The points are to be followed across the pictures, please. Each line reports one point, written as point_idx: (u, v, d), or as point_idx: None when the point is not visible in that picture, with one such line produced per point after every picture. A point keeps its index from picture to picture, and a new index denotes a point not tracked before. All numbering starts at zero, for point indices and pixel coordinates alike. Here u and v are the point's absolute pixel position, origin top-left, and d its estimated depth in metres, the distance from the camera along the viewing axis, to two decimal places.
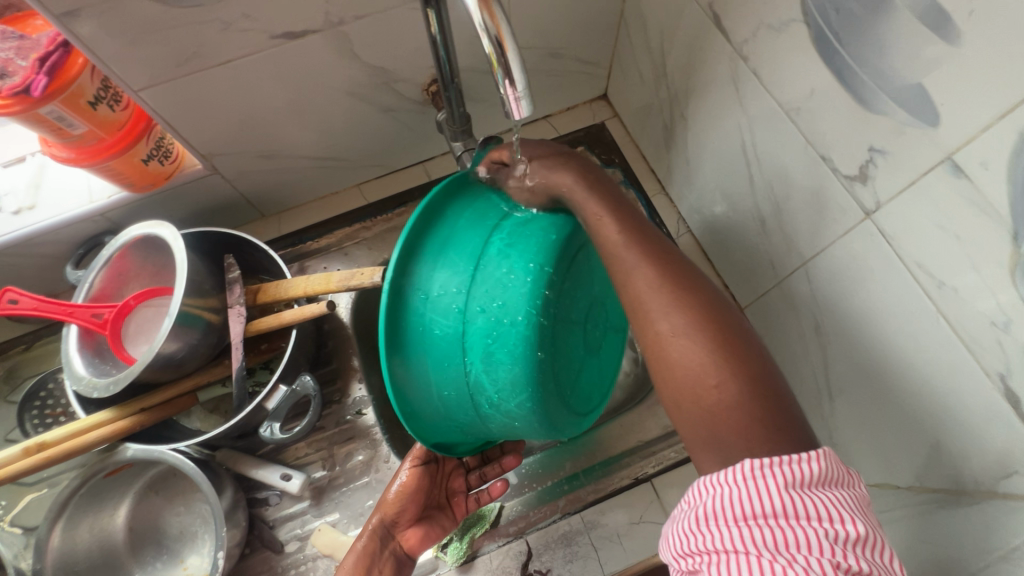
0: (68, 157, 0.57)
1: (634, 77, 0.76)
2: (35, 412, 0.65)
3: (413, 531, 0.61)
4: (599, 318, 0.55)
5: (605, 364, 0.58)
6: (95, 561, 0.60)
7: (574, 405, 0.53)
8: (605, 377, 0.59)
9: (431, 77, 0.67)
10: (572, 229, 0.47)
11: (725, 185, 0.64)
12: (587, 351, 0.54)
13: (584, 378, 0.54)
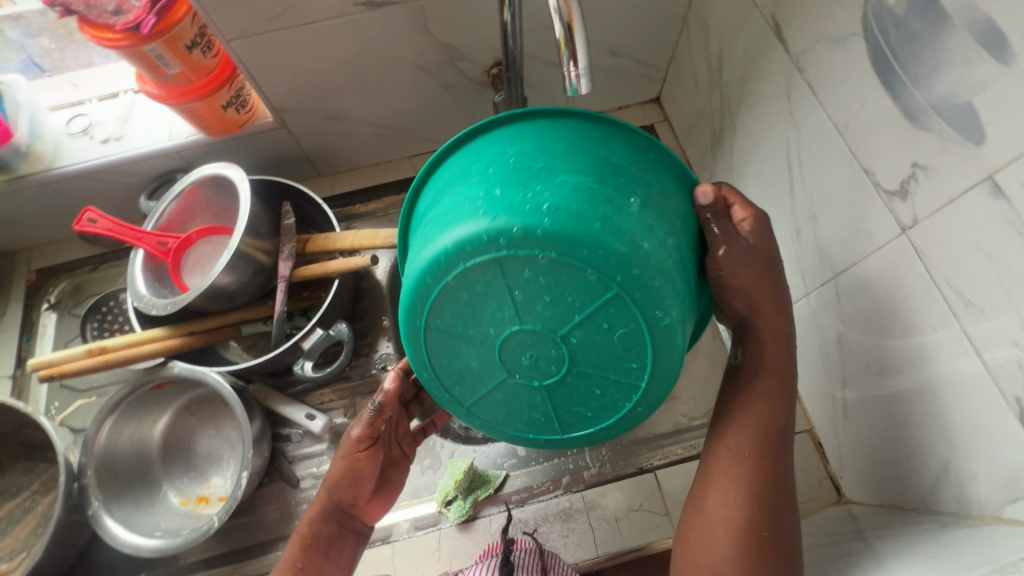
0: (158, 94, 0.63)
1: (690, 82, 0.77)
2: (96, 324, 0.71)
3: (373, 505, 0.58)
4: (570, 373, 0.43)
5: (535, 408, 0.47)
6: (132, 467, 0.66)
7: (444, 355, 0.44)
8: (534, 421, 0.48)
9: (494, 60, 0.70)
10: (610, 241, 0.36)
11: (765, 195, 0.66)
12: (504, 368, 0.43)
13: (484, 374, 0.45)
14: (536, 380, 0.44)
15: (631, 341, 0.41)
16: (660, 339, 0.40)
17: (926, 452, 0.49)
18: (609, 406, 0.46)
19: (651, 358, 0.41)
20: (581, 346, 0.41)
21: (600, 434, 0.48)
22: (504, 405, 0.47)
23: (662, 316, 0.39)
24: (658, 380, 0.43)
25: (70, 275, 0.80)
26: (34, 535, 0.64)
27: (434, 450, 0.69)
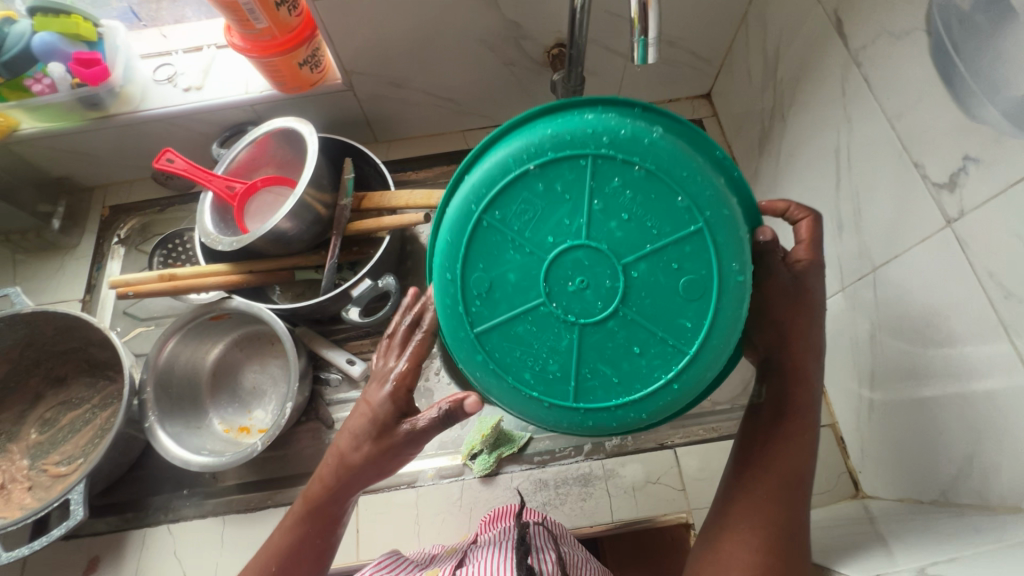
0: (242, 47, 0.67)
1: (742, 78, 0.79)
2: (163, 257, 0.76)
3: None
4: (616, 318, 0.43)
5: (556, 356, 0.44)
6: (184, 391, 0.70)
7: (485, 254, 0.44)
8: (547, 372, 0.45)
9: (555, 41, 0.73)
10: (705, 174, 0.41)
11: (809, 190, 0.67)
12: (549, 288, 0.44)
13: (521, 292, 0.44)
14: (575, 317, 0.44)
15: (691, 298, 0.43)
16: (723, 301, 0.43)
17: (950, 444, 0.50)
18: (635, 378, 0.44)
19: (702, 323, 0.43)
20: (634, 289, 0.43)
21: (614, 410, 0.45)
22: (526, 344, 0.45)
23: (736, 273, 0.42)
24: (693, 357, 0.44)
25: (140, 212, 0.85)
26: (92, 443, 0.70)
27: (462, 406, 0.72)
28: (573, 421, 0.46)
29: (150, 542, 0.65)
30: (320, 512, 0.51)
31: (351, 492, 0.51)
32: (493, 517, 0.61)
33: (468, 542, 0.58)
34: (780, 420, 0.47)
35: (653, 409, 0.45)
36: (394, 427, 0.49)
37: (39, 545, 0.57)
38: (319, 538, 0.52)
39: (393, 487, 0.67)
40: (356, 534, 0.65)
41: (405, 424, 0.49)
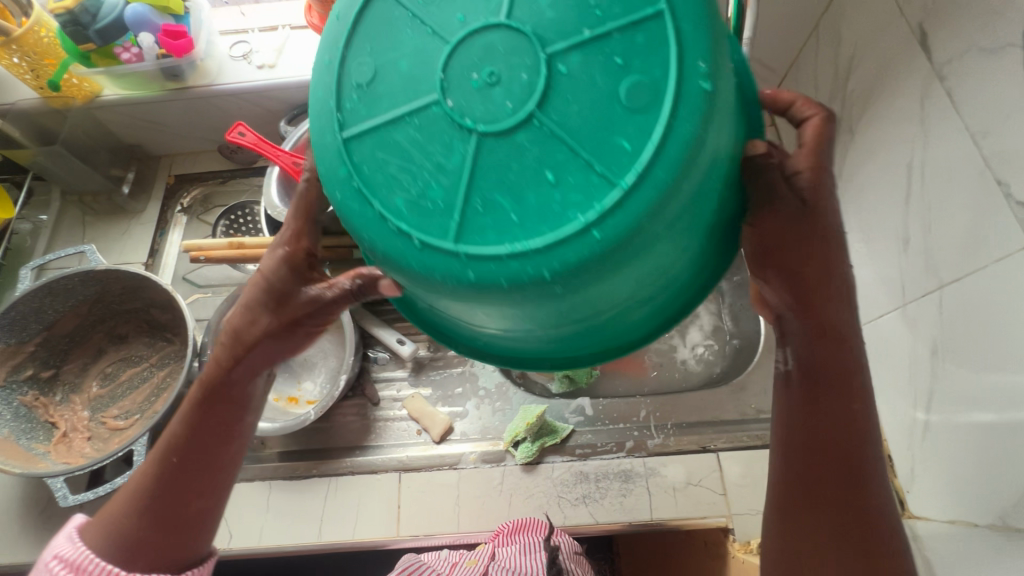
0: (321, 28, 0.69)
1: (808, 87, 0.78)
2: (226, 226, 0.79)
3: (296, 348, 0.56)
4: (512, 114, 0.31)
5: (431, 158, 0.32)
6: None
7: (382, 37, 0.34)
8: (422, 195, 0.33)
9: None
10: None
11: (874, 203, 0.66)
12: (444, 78, 0.32)
13: (409, 83, 0.33)
14: (465, 109, 0.32)
15: (627, 100, 0.31)
16: (680, 117, 0.31)
17: (1013, 468, 0.49)
18: (537, 212, 0.31)
19: (645, 140, 0.31)
20: (557, 84, 0.31)
21: (509, 272, 0.32)
22: (398, 139, 0.33)
23: (701, 80, 0.31)
24: (627, 195, 0.31)
25: (203, 183, 0.88)
26: (149, 401, 0.72)
27: (506, 395, 0.74)
28: (458, 290, 0.34)
29: None
30: (224, 395, 0.51)
31: (254, 370, 0.52)
32: (514, 528, 0.61)
33: (487, 555, 0.59)
34: (836, 402, 0.45)
35: (561, 266, 0.31)
36: (296, 290, 0.50)
37: (102, 490, 0.59)
38: (225, 432, 0.51)
39: (436, 467, 0.68)
40: (397, 510, 0.66)
41: (310, 289, 0.50)
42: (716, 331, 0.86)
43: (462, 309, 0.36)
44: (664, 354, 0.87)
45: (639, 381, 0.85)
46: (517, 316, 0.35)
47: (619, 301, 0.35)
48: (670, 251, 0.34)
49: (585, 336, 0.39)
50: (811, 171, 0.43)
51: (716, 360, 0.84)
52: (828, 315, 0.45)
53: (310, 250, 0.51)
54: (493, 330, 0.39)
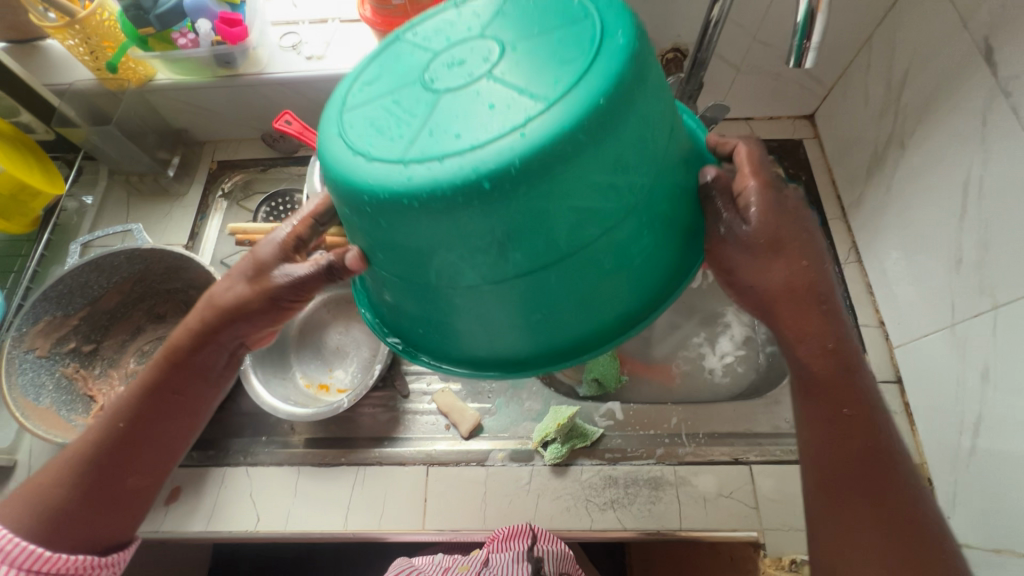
0: (374, 21, 0.70)
1: (856, 100, 0.77)
2: (268, 212, 0.81)
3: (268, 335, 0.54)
4: (431, 141, 0.33)
5: (356, 183, 0.34)
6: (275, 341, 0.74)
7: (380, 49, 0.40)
8: (356, 214, 0.36)
9: (672, 46, 0.73)
10: None
11: (924, 219, 0.65)
12: (381, 114, 0.36)
13: (354, 117, 0.36)
14: (388, 146, 0.34)
15: (525, 132, 0.31)
16: (576, 144, 0.32)
17: None
18: (449, 233, 0.34)
19: (539, 166, 0.31)
20: (467, 118, 0.33)
21: (444, 277, 0.38)
22: (332, 172, 0.36)
23: (596, 99, 0.32)
24: (528, 218, 0.33)
25: (244, 169, 0.90)
26: None
27: (537, 395, 0.74)
28: (411, 289, 0.41)
29: (229, 480, 0.68)
30: (184, 369, 0.51)
31: (221, 347, 0.52)
32: (506, 535, 0.61)
33: (480, 560, 0.59)
34: (842, 405, 0.43)
35: (493, 180, 0.32)
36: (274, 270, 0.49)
37: None
38: (180, 408, 0.51)
39: (463, 463, 0.68)
40: (423, 504, 0.66)
41: (286, 270, 0.49)
42: (747, 345, 0.86)
43: (416, 306, 0.43)
44: (693, 363, 0.86)
45: (667, 389, 0.84)
46: (463, 313, 0.41)
47: (549, 307, 0.40)
48: (585, 267, 0.38)
49: (531, 338, 0.43)
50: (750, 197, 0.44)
51: (747, 374, 0.84)
52: (796, 312, 0.44)
53: (299, 238, 0.50)
54: (447, 334, 0.44)
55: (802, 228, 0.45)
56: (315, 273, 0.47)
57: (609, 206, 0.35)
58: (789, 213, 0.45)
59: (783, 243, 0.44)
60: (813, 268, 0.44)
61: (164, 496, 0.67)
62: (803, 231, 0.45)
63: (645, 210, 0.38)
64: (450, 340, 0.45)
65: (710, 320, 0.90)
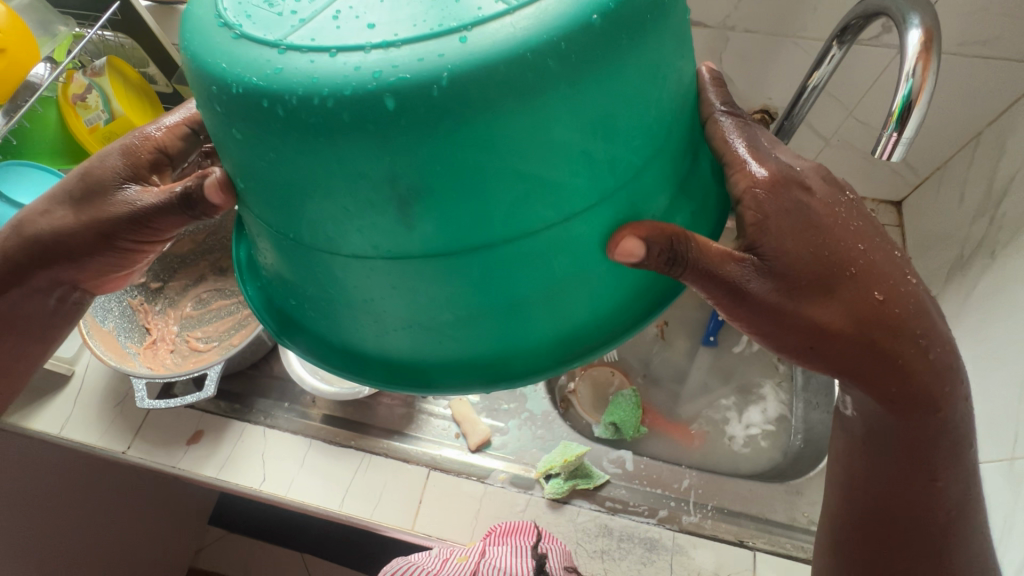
0: None
1: (950, 197, 0.73)
2: None
3: (104, 282, 0.60)
4: (332, 27, 0.29)
5: (217, 61, 0.30)
6: None
7: None
8: (213, 108, 0.31)
9: (762, 106, 0.71)
10: None
11: (1004, 337, 0.59)
12: None
13: None
14: (276, 21, 0.30)
15: (468, 36, 0.27)
16: (542, 74, 0.28)
17: None
18: (332, 166, 0.29)
19: (474, 90, 0.27)
20: (391, 7, 0.29)
21: (324, 236, 0.33)
22: (198, 57, 0.31)
23: (588, 16, 0.28)
24: (447, 165, 0.29)
25: None
26: (229, 332, 0.78)
27: (549, 424, 0.75)
28: (287, 244, 0.36)
29: (246, 435, 0.71)
30: (3, 314, 0.58)
31: (38, 291, 0.58)
32: (506, 530, 0.61)
33: (477, 552, 0.57)
34: (935, 478, 0.52)
35: (409, 100, 0.27)
36: (118, 187, 0.51)
37: (172, 403, 0.65)
38: None
39: (464, 475, 0.69)
40: (417, 504, 0.66)
41: (132, 188, 0.51)
42: (777, 425, 0.82)
43: (296, 274, 0.39)
44: (716, 427, 0.83)
45: (685, 449, 0.81)
46: (347, 290, 0.37)
47: (453, 303, 0.36)
48: (511, 260, 0.34)
49: (435, 342, 0.39)
50: (768, 204, 0.43)
51: (772, 455, 0.80)
52: (880, 355, 0.47)
53: (162, 151, 0.54)
54: (328, 318, 0.40)
55: (857, 242, 0.46)
56: (161, 202, 0.48)
57: (574, 174, 0.31)
58: (835, 227, 0.45)
59: (841, 269, 0.45)
60: (883, 298, 0.46)
61: (186, 436, 0.71)
62: (857, 249, 0.45)
63: (621, 192, 0.34)
64: (340, 326, 0.41)
65: (746, 389, 0.86)
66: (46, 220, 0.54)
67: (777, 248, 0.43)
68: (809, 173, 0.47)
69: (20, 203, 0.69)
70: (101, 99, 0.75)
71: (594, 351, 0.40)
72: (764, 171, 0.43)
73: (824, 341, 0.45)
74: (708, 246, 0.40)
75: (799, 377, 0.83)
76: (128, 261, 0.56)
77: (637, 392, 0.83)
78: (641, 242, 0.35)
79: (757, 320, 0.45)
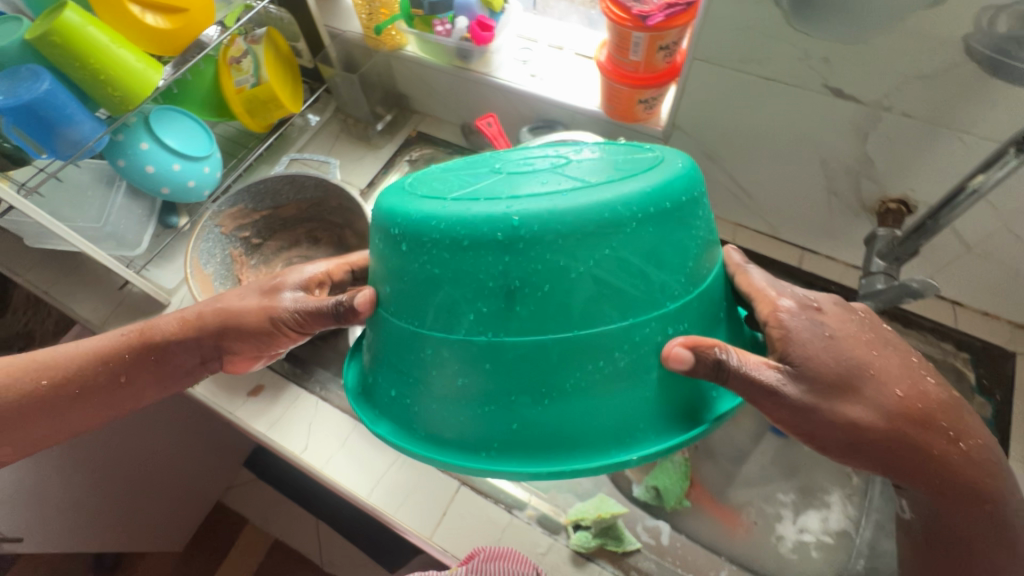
0: (605, 66, 0.73)
1: None
2: None
3: (242, 360, 0.63)
4: (478, 191, 0.39)
5: (399, 211, 0.41)
6: None
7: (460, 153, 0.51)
8: (387, 237, 0.42)
9: (900, 196, 0.66)
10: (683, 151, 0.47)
11: None
12: (442, 175, 0.44)
13: (423, 175, 0.46)
14: (441, 189, 0.41)
15: (569, 194, 0.36)
16: (616, 219, 0.37)
17: None
18: (461, 264, 0.38)
19: (568, 225, 0.36)
20: (518, 183, 0.39)
21: (438, 322, 0.40)
22: (384, 209, 0.43)
23: (644, 189, 0.37)
24: (545, 270, 0.37)
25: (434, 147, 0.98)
26: None
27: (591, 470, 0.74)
28: (399, 333, 0.43)
29: (300, 402, 0.74)
30: (164, 359, 0.60)
31: (200, 349, 0.60)
32: (490, 556, 0.59)
33: None
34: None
35: (528, 221, 0.36)
36: (287, 292, 0.58)
37: (245, 355, 0.67)
38: (122, 391, 0.59)
39: (493, 499, 0.67)
40: (441, 514, 0.66)
41: (298, 295, 0.58)
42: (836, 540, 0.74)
43: (398, 360, 0.45)
44: (766, 520, 0.76)
45: (727, 536, 0.75)
46: (442, 370, 0.41)
47: (531, 390, 0.39)
48: (582, 358, 0.39)
49: (508, 426, 0.41)
50: (791, 322, 0.44)
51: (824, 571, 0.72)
52: (922, 454, 0.46)
53: (331, 274, 0.61)
54: (414, 402, 0.44)
55: (872, 348, 0.46)
56: (324, 310, 0.53)
57: (633, 287, 0.38)
58: (851, 338, 0.45)
59: (862, 372, 0.44)
60: (912, 398, 0.45)
61: (249, 388, 0.75)
62: (873, 354, 0.45)
63: (670, 311, 0.40)
64: (422, 407, 0.44)
65: (810, 490, 0.79)
66: (231, 299, 0.60)
67: (803, 354, 0.43)
68: (823, 299, 0.48)
69: (167, 142, 0.75)
70: (253, 65, 0.83)
71: (646, 451, 0.40)
72: (790, 301, 0.46)
73: (864, 437, 0.44)
74: (746, 359, 0.42)
75: (875, 495, 0.75)
76: (272, 347, 0.60)
77: (687, 462, 0.79)
78: (691, 351, 0.40)
79: (788, 418, 0.43)
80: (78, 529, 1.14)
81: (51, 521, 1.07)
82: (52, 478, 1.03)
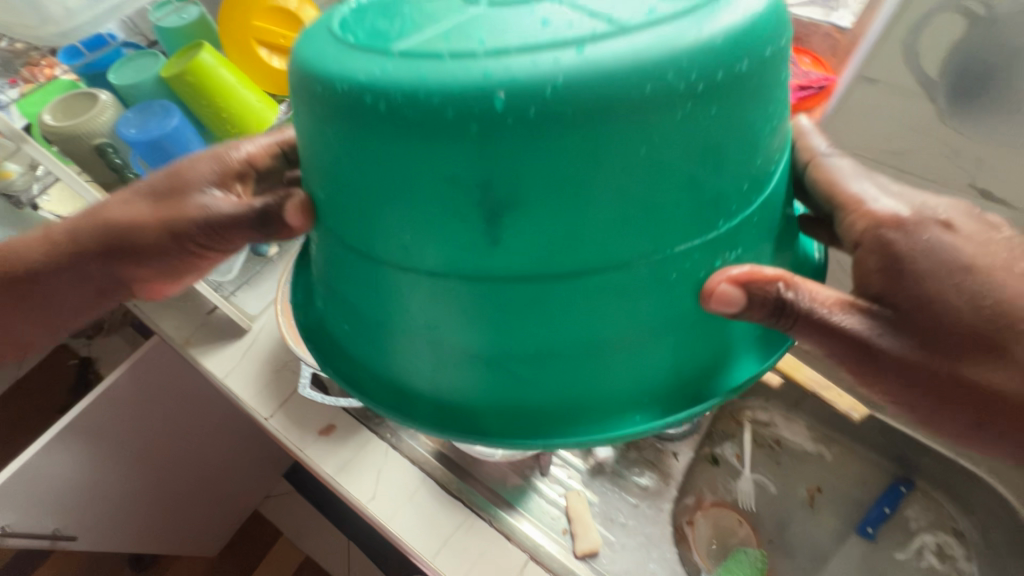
0: None
1: None
2: None
3: (144, 270, 0.57)
4: (442, 36, 0.28)
5: (325, 67, 0.30)
6: None
7: None
8: (314, 105, 0.31)
9: None
10: None
11: None
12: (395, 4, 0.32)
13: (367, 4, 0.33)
14: (386, 32, 0.29)
15: (586, 48, 0.26)
16: (652, 103, 0.27)
17: None
18: (424, 168, 0.29)
19: (581, 104, 0.26)
20: (500, 22, 0.28)
21: (398, 249, 0.32)
22: (305, 60, 0.31)
23: (712, 42, 0.27)
24: (552, 180, 0.28)
25: None
26: None
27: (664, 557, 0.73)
28: (351, 256, 0.36)
29: (369, 448, 0.73)
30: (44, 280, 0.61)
31: (88, 276, 0.59)
32: None
33: None
34: None
35: (517, 108, 0.26)
36: (202, 189, 0.50)
37: (331, 397, 0.67)
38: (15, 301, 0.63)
39: None
40: None
41: (213, 194, 0.49)
42: None
43: (355, 294, 0.38)
44: None
45: None
46: (410, 314, 0.35)
47: (530, 344, 0.34)
48: (592, 296, 0.32)
49: (503, 386, 0.36)
50: (898, 243, 0.40)
51: None
52: None
53: (250, 165, 0.51)
54: (382, 347, 0.39)
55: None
56: (241, 219, 0.46)
57: (674, 204, 0.30)
58: (999, 273, 0.40)
59: (1003, 325, 0.39)
60: None
61: (319, 426, 0.75)
62: None
63: (716, 224, 0.32)
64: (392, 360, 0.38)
65: None
66: (125, 206, 0.54)
67: (915, 299, 0.39)
68: (955, 213, 0.42)
69: None
70: None
71: (655, 423, 0.37)
72: (897, 215, 0.42)
73: (992, 402, 0.40)
74: (818, 291, 0.38)
75: None
76: (189, 262, 0.54)
77: (764, 557, 0.77)
78: (741, 289, 0.34)
79: (896, 387, 0.40)
80: (128, 526, 1.18)
81: (104, 516, 1.11)
82: (113, 476, 1.08)
